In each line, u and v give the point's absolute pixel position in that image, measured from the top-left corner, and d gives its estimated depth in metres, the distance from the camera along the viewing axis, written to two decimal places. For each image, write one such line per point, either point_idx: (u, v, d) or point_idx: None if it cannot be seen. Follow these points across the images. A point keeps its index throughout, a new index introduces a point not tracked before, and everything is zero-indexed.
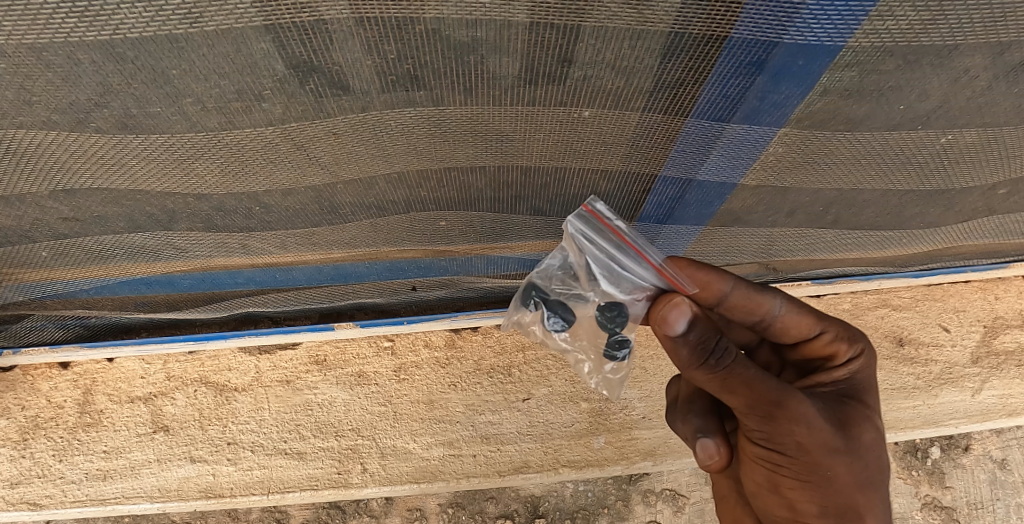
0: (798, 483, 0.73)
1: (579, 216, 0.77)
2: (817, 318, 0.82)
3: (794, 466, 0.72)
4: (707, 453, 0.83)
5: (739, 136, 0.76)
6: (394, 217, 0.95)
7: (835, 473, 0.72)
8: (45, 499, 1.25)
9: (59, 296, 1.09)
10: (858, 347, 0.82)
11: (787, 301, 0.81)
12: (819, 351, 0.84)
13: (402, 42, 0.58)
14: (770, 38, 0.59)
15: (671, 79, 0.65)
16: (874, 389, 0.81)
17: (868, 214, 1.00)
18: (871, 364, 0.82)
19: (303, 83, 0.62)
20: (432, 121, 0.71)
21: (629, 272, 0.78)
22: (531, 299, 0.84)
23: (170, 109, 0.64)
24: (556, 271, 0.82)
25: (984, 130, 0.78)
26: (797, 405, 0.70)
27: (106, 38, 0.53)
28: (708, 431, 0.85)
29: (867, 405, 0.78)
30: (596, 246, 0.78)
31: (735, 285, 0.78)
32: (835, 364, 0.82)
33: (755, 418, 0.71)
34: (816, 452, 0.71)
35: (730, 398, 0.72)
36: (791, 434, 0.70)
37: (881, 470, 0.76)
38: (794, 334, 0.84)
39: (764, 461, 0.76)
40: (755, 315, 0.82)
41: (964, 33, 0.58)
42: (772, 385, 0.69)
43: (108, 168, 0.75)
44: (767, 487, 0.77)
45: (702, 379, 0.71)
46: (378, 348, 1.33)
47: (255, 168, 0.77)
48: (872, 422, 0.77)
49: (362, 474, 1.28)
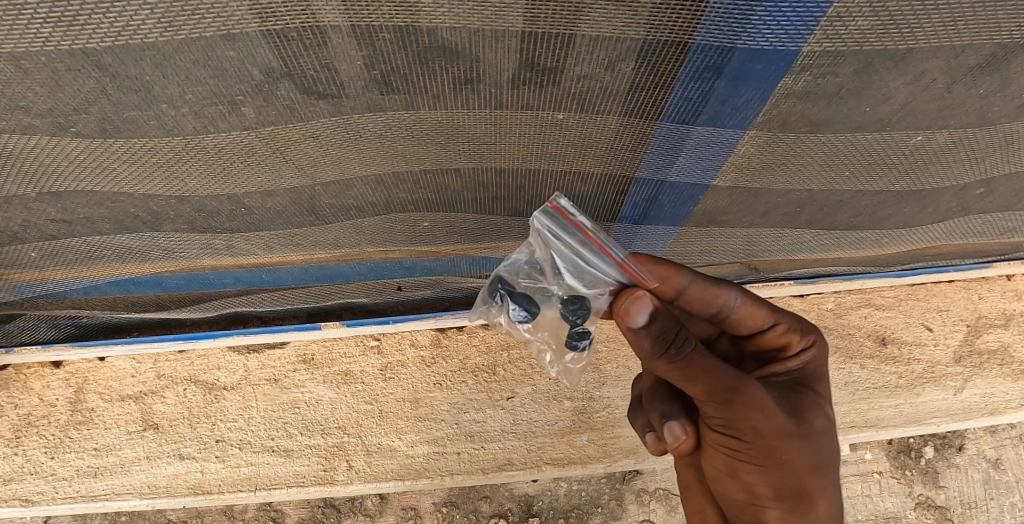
0: (754, 467, 0.75)
1: (544, 213, 0.77)
2: (770, 311, 0.88)
3: (751, 450, 0.74)
4: (674, 435, 0.85)
5: (706, 138, 0.77)
6: (375, 218, 0.96)
7: (789, 457, 0.75)
8: (37, 495, 1.28)
9: (49, 296, 1.11)
10: (809, 339, 0.88)
11: (741, 293, 0.86)
12: (773, 342, 0.89)
13: (369, 49, 0.59)
14: (725, 44, 0.60)
15: (633, 83, 0.67)
16: (825, 377, 0.87)
17: (844, 214, 1.01)
18: (822, 355, 0.88)
19: (276, 88, 0.64)
20: (405, 125, 0.73)
21: (593, 267, 0.79)
22: (498, 292, 0.85)
23: (147, 114, 0.66)
24: (522, 265, 0.83)
25: (950, 132, 0.79)
26: (752, 392, 0.73)
27: (81, 47, 0.55)
28: (673, 414, 0.87)
29: (819, 393, 0.84)
30: (562, 242, 0.78)
31: (693, 279, 0.83)
32: (789, 355, 0.87)
33: (713, 405, 0.74)
34: (771, 437, 0.74)
35: (689, 386, 0.74)
36: (748, 420, 0.73)
37: (833, 455, 0.79)
38: (750, 325, 0.89)
39: (723, 447, 0.77)
40: (713, 307, 0.86)
41: (915, 38, 0.60)
42: (728, 372, 0.73)
43: (91, 172, 0.77)
44: (727, 473, 0.79)
45: (663, 369, 0.73)
46: (364, 347, 1.35)
47: (234, 171, 0.79)
48: (823, 409, 0.82)
49: (348, 471, 1.30)
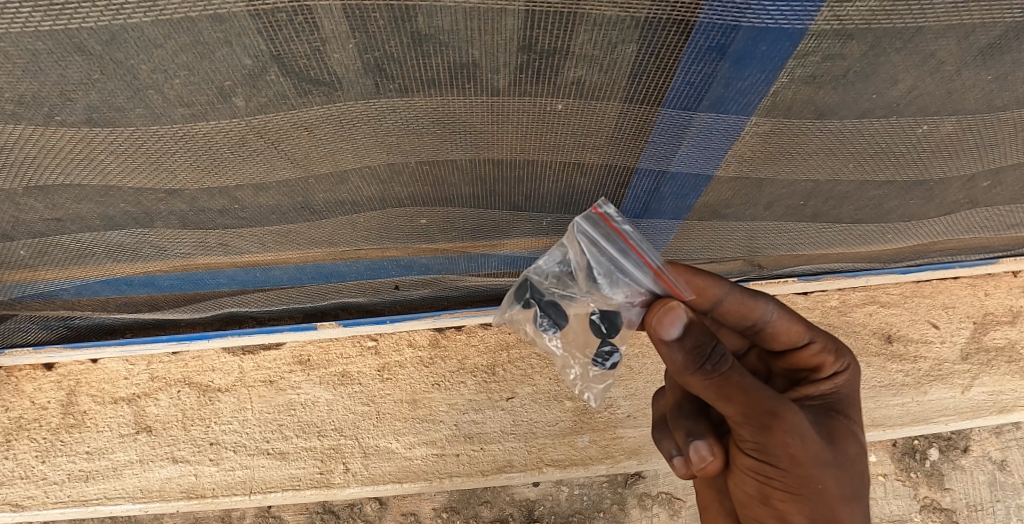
0: (787, 495, 0.76)
1: (587, 218, 0.79)
2: (806, 328, 0.86)
3: (786, 478, 0.75)
4: (699, 455, 0.85)
5: (709, 125, 0.76)
6: (371, 214, 0.94)
7: (825, 486, 0.75)
8: (28, 500, 1.25)
9: (40, 296, 1.09)
10: (843, 362, 0.87)
11: (779, 307, 0.85)
12: (806, 361, 0.88)
13: (362, 33, 0.58)
14: (729, 23, 0.58)
15: (634, 69, 0.65)
16: (855, 403, 0.86)
17: (849, 207, 1.00)
18: (854, 379, 0.88)
19: (266, 74, 0.62)
20: (400, 112, 0.71)
21: (627, 276, 0.80)
22: (525, 298, 0.87)
23: (134, 101, 0.64)
24: (553, 269, 0.84)
25: (958, 119, 0.77)
26: (791, 416, 0.72)
27: (62, 29, 0.53)
28: (699, 433, 0.87)
29: (850, 418, 0.84)
30: (601, 249, 0.80)
31: (729, 290, 0.83)
32: (821, 376, 0.87)
33: (749, 427, 0.73)
34: (808, 465, 0.74)
35: (725, 407, 0.73)
36: (786, 446, 0.73)
37: (863, 483, 0.80)
38: (783, 341, 0.88)
39: (755, 473, 0.78)
40: (748, 320, 0.86)
41: (926, 16, 0.59)
42: (768, 395, 0.72)
43: (80, 165, 0.75)
44: (758, 499, 0.80)
45: (698, 386, 0.72)
46: (361, 348, 1.33)
47: (226, 163, 0.77)
48: (855, 436, 0.82)
49: (344, 474, 1.27)
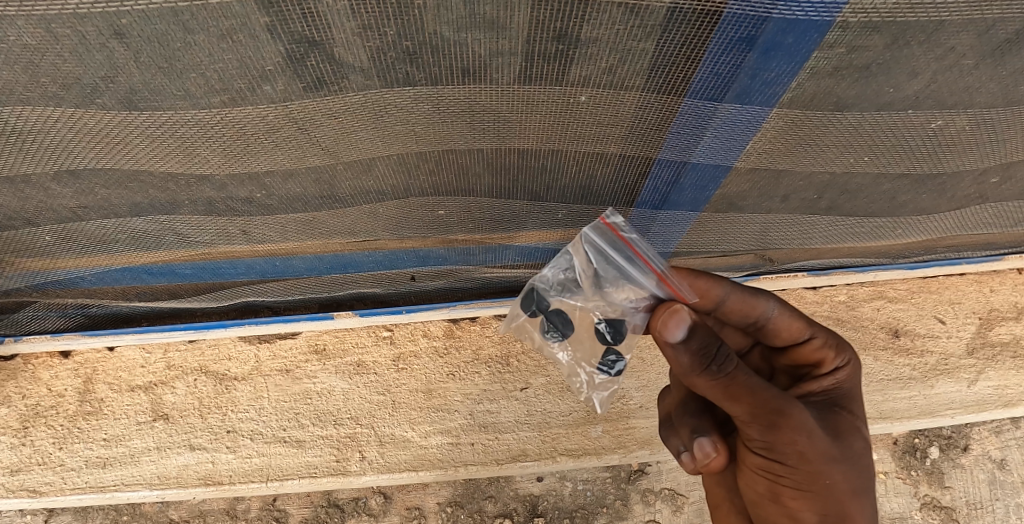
0: (798, 492, 0.78)
1: (594, 228, 0.82)
2: (807, 323, 0.89)
3: (795, 476, 0.77)
4: (704, 451, 0.86)
5: (732, 116, 0.77)
6: (395, 203, 0.96)
7: (833, 482, 0.77)
8: (45, 486, 1.26)
9: (61, 283, 1.10)
10: (844, 357, 0.89)
11: (780, 304, 0.88)
12: (808, 357, 0.91)
13: (401, 18, 0.59)
14: (760, 14, 0.60)
15: (662, 60, 0.67)
16: (857, 397, 0.89)
17: (863, 201, 1.02)
18: (855, 373, 0.90)
19: (304, 59, 0.63)
20: (431, 100, 0.72)
21: (633, 281, 0.82)
22: (530, 306, 0.88)
23: (173, 85, 0.65)
24: (558, 277, 0.86)
25: (973, 114, 0.80)
26: (798, 414, 0.74)
27: (113, 10, 0.55)
28: (703, 430, 0.88)
29: (854, 413, 0.86)
30: (608, 257, 0.82)
31: (731, 289, 0.85)
32: (823, 372, 0.89)
33: (757, 427, 0.74)
34: (816, 461, 0.76)
35: (732, 407, 0.74)
36: (793, 444, 0.74)
37: (870, 477, 0.83)
38: (785, 337, 0.90)
39: (764, 471, 0.79)
40: (750, 317, 0.89)
41: (950, 10, 0.61)
42: (773, 394, 0.73)
43: (115, 149, 0.76)
44: (768, 498, 0.81)
45: (704, 386, 0.73)
46: (377, 337, 1.34)
47: (258, 148, 0.78)
48: (860, 430, 0.84)
49: (360, 462, 1.29)
